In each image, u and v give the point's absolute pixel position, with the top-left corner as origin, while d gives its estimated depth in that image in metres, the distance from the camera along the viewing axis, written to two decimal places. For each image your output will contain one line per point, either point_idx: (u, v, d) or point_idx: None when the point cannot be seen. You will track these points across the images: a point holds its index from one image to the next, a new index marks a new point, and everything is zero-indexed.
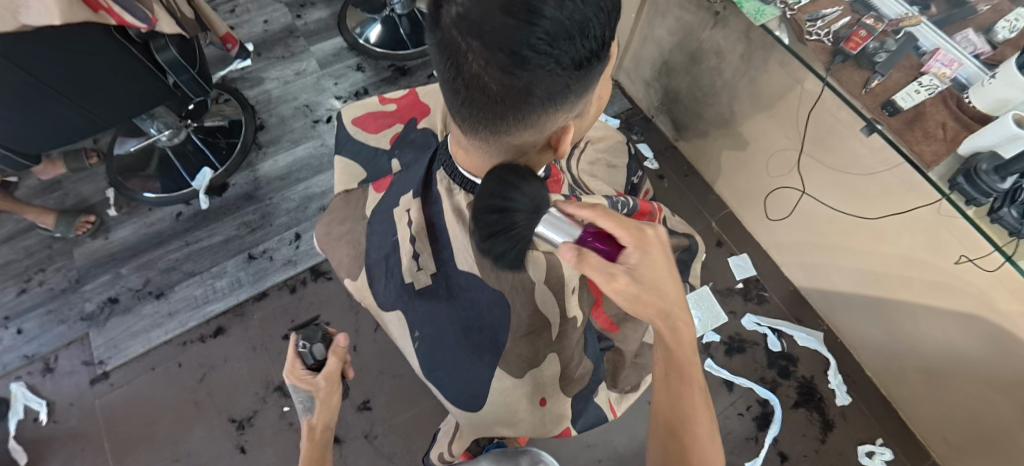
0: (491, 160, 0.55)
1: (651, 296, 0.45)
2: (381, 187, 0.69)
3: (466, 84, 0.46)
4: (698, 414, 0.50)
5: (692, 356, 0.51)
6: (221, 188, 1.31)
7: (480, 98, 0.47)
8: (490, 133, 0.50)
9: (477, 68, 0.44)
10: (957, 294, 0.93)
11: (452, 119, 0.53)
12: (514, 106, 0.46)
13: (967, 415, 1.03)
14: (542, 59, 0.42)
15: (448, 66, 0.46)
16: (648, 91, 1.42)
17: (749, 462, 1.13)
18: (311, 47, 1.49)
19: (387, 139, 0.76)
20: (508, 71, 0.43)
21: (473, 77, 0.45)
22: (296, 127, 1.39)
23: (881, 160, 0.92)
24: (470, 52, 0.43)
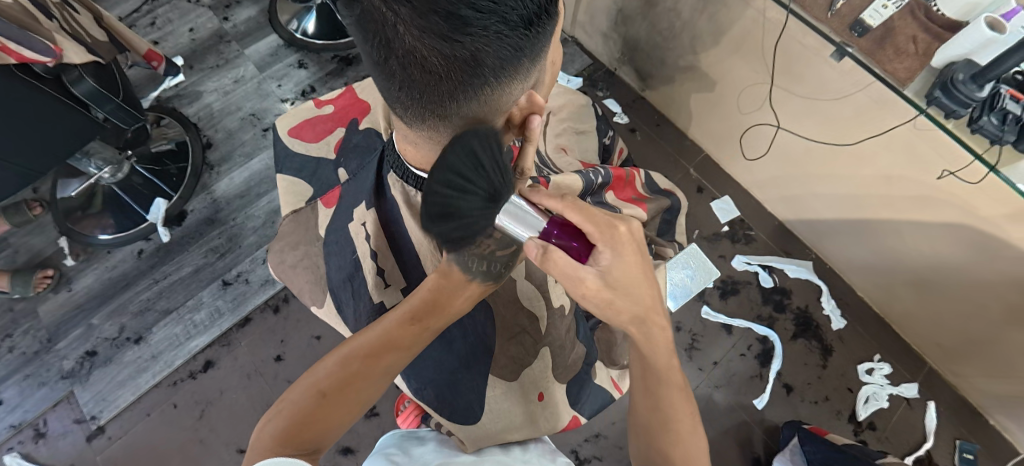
0: (441, 151, 0.50)
1: (624, 298, 0.45)
2: (330, 201, 0.64)
3: (402, 64, 0.40)
4: (677, 411, 0.52)
5: (667, 362, 0.52)
6: (179, 217, 1.24)
7: (419, 78, 0.40)
8: (434, 120, 0.45)
9: (411, 42, 0.38)
10: (940, 206, 0.93)
11: (392, 111, 0.47)
12: (462, 81, 0.40)
13: (959, 321, 1.04)
14: (484, 18, 0.36)
15: (375, 47, 0.40)
16: (606, 42, 1.35)
17: (757, 400, 1.13)
18: (245, 51, 1.39)
19: (330, 146, 0.70)
20: (449, 38, 0.37)
21: (408, 55, 0.39)
22: (245, 139, 1.31)
23: (852, 81, 0.89)
24: (399, 23, 0.37)
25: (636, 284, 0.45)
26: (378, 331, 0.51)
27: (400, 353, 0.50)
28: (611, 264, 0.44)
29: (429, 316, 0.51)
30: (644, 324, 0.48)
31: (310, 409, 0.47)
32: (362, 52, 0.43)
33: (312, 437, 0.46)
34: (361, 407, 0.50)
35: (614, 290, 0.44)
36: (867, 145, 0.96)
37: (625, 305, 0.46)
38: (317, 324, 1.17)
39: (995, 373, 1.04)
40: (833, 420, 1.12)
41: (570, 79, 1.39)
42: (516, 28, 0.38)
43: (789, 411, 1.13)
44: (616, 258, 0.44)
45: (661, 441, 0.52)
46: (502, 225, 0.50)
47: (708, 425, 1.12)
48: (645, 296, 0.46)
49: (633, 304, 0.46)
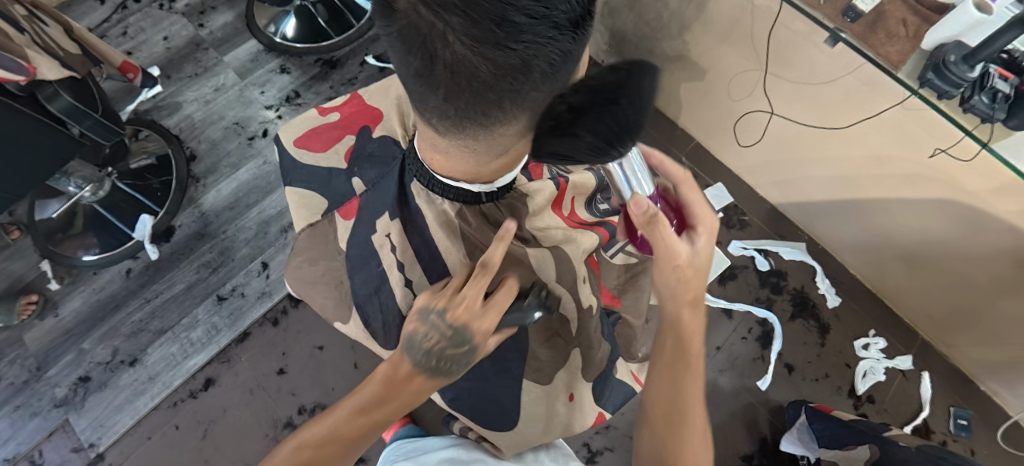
0: (475, 158, 0.48)
1: (695, 281, 0.57)
2: (349, 212, 0.61)
3: (445, 77, 0.36)
4: (694, 405, 0.58)
5: (696, 352, 0.60)
6: (167, 233, 1.20)
7: (463, 92, 0.37)
8: (471, 130, 0.41)
9: (457, 54, 0.34)
10: (930, 183, 0.95)
11: (427, 124, 0.44)
12: (509, 94, 0.36)
13: (950, 293, 1.08)
14: (537, 24, 0.32)
15: (416, 59, 0.36)
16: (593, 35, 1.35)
17: (760, 381, 1.16)
18: (225, 57, 1.34)
19: (341, 156, 0.67)
20: (498, 51, 0.33)
21: (452, 69, 0.35)
22: (230, 149, 1.27)
23: (841, 65, 0.90)
24: (445, 34, 0.33)
25: (705, 272, 0.57)
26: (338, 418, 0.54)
27: (349, 445, 0.52)
28: (701, 249, 0.56)
29: (375, 409, 0.54)
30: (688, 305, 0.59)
31: None
32: (394, 61, 0.40)
33: None
34: None
35: (695, 270, 0.56)
36: (857, 128, 0.98)
37: (690, 287, 0.57)
38: (318, 334, 1.15)
39: (986, 341, 1.07)
40: (833, 396, 1.15)
41: None
42: (568, 33, 0.34)
43: (792, 390, 1.16)
44: (706, 247, 0.56)
45: (676, 433, 0.57)
46: (449, 325, 0.52)
47: (714, 408, 1.14)
48: (697, 285, 0.58)
49: (694, 287, 0.58)
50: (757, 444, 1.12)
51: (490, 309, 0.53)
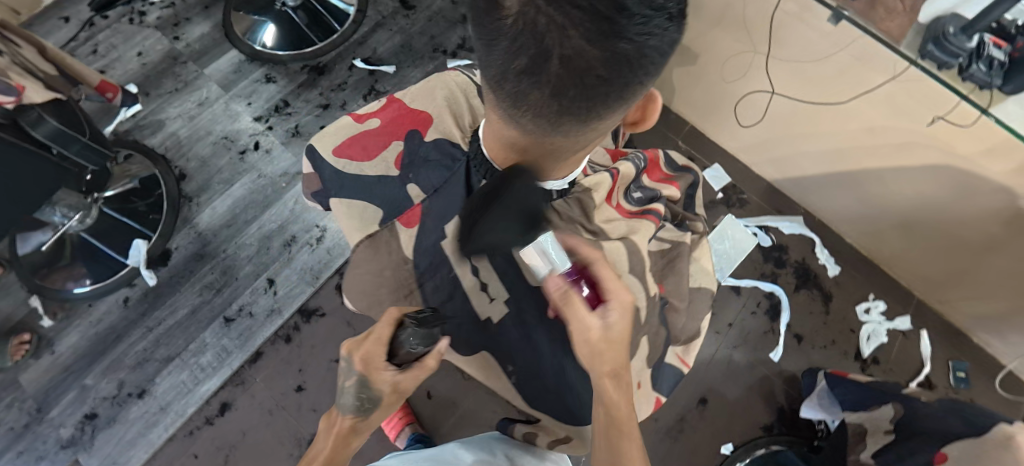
0: (559, 151, 0.48)
1: (611, 352, 0.53)
2: (411, 221, 0.62)
3: (555, 77, 0.36)
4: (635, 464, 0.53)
5: (629, 413, 0.56)
6: (163, 256, 1.15)
7: (572, 91, 0.37)
8: (567, 126, 0.41)
9: (576, 52, 0.34)
10: (923, 151, 0.99)
11: (513, 127, 0.44)
12: (619, 86, 0.37)
13: (945, 253, 1.13)
14: (656, 16, 0.33)
15: (523, 61, 0.36)
16: None
17: (773, 353, 1.20)
18: (205, 70, 1.29)
19: (392, 163, 0.65)
20: (618, 45, 0.33)
21: (564, 68, 0.35)
22: (221, 165, 1.23)
23: (832, 42, 0.92)
24: (566, 33, 0.33)
25: (623, 343, 0.54)
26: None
27: None
28: (614, 322, 0.52)
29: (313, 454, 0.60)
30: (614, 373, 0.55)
31: None
32: (490, 60, 0.39)
33: None
34: None
35: (604, 343, 0.52)
36: (851, 103, 1.02)
37: (605, 359, 0.54)
38: (334, 347, 1.12)
39: (978, 296, 1.14)
40: (842, 360, 1.20)
41: None
42: (676, 22, 0.35)
43: (803, 358, 1.20)
44: (619, 317, 0.52)
45: None
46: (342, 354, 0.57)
47: (732, 383, 1.18)
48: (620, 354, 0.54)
49: (610, 359, 0.54)
50: (775, 414, 1.16)
51: (372, 339, 0.56)
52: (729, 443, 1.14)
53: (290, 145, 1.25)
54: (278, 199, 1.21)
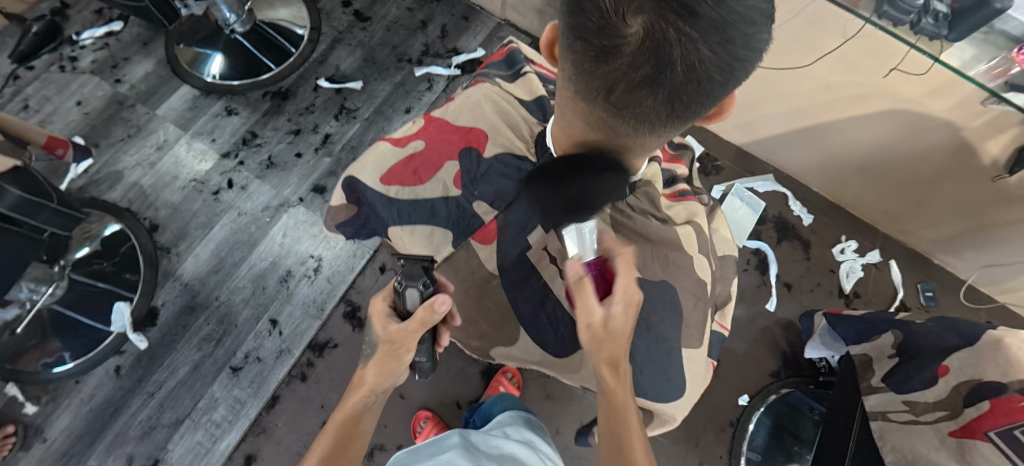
0: (639, 149, 0.52)
1: (610, 344, 0.53)
2: (488, 236, 0.64)
3: (671, 83, 0.40)
4: (634, 442, 0.51)
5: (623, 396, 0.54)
6: (150, 315, 1.07)
7: (683, 93, 0.41)
8: (664, 126, 0.45)
9: (696, 61, 0.38)
10: (877, 99, 1.08)
11: (608, 128, 0.47)
12: (721, 88, 0.42)
13: (903, 188, 1.24)
14: (761, 27, 0.38)
15: (644, 70, 0.39)
16: (542, 19, 1.32)
17: (768, 303, 1.30)
18: (157, 111, 1.21)
19: (452, 183, 0.65)
20: (732, 53, 0.38)
21: (682, 74, 0.39)
22: (196, 209, 1.15)
23: (788, 10, 0.98)
24: (692, 44, 0.37)
25: (621, 335, 0.53)
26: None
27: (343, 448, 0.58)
28: (619, 316, 0.52)
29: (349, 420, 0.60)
30: (614, 369, 0.54)
31: None
32: (598, 75, 0.41)
33: None
34: None
35: (603, 333, 0.53)
36: (807, 66, 1.10)
37: (612, 346, 0.54)
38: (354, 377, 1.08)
39: (934, 221, 1.27)
40: (827, 299, 1.31)
41: None
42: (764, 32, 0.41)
43: (795, 304, 1.30)
44: (623, 312, 0.52)
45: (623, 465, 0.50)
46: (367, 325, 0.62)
47: (738, 337, 1.27)
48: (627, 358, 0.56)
49: (612, 349, 0.53)
50: (781, 360, 1.25)
51: (378, 303, 0.62)
52: (745, 394, 1.22)
53: (266, 178, 1.19)
54: (266, 235, 1.15)
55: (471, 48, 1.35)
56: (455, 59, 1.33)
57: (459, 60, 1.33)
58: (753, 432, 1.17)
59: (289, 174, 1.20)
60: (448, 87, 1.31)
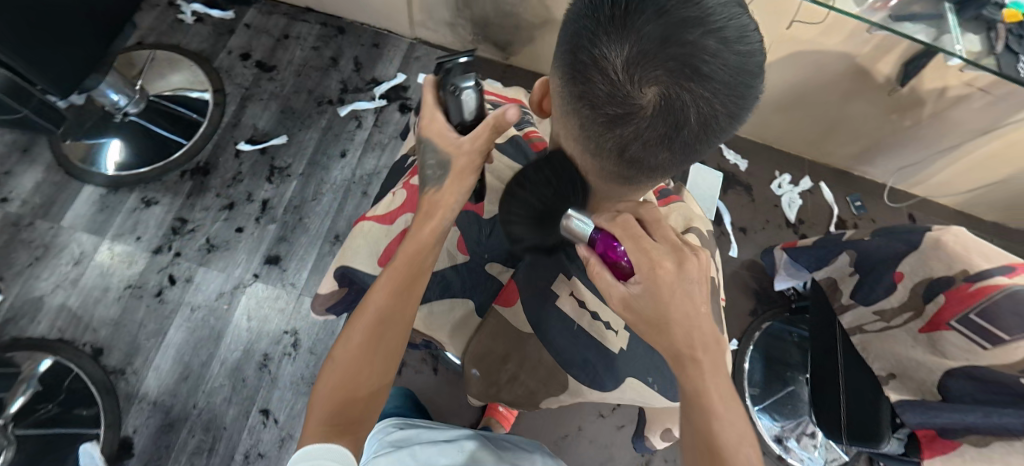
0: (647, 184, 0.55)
1: (653, 325, 0.49)
2: (509, 298, 0.66)
3: (685, 139, 0.42)
4: (729, 433, 0.48)
5: (713, 380, 0.49)
6: (124, 447, 0.96)
7: (695, 144, 0.43)
8: (675, 168, 0.48)
9: (708, 118, 0.40)
10: (782, 47, 1.16)
11: (621, 177, 0.49)
12: (727, 131, 0.44)
13: (817, 118, 1.36)
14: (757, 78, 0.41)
15: (660, 132, 0.41)
16: (455, 31, 1.30)
17: (731, 250, 1.39)
18: (63, 221, 1.08)
19: (457, 249, 0.67)
20: (736, 106, 0.41)
21: (696, 130, 0.41)
22: (142, 317, 1.04)
23: None
24: (705, 106, 0.39)
25: (672, 312, 0.48)
26: (379, 307, 0.55)
27: (395, 324, 0.55)
28: (642, 296, 0.49)
29: (408, 283, 0.56)
30: (692, 357, 0.49)
31: (360, 358, 0.54)
32: (613, 137, 0.43)
33: (369, 375, 0.54)
34: (391, 362, 0.56)
35: (649, 322, 0.49)
36: None
37: (673, 335, 0.49)
38: None
39: (848, 141, 1.40)
40: (779, 232, 1.43)
41: None
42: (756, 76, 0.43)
43: (753, 244, 1.41)
44: (647, 290, 0.48)
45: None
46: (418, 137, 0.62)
47: None
48: (709, 328, 0.49)
49: (665, 334, 0.49)
50: (755, 299, 1.35)
51: (430, 116, 0.60)
52: (734, 339, 1.30)
53: (210, 263, 1.09)
54: (230, 324, 1.06)
55: (390, 75, 1.31)
56: (377, 90, 1.29)
57: (381, 91, 1.29)
58: (749, 370, 1.25)
59: (235, 252, 1.11)
60: (378, 120, 1.26)
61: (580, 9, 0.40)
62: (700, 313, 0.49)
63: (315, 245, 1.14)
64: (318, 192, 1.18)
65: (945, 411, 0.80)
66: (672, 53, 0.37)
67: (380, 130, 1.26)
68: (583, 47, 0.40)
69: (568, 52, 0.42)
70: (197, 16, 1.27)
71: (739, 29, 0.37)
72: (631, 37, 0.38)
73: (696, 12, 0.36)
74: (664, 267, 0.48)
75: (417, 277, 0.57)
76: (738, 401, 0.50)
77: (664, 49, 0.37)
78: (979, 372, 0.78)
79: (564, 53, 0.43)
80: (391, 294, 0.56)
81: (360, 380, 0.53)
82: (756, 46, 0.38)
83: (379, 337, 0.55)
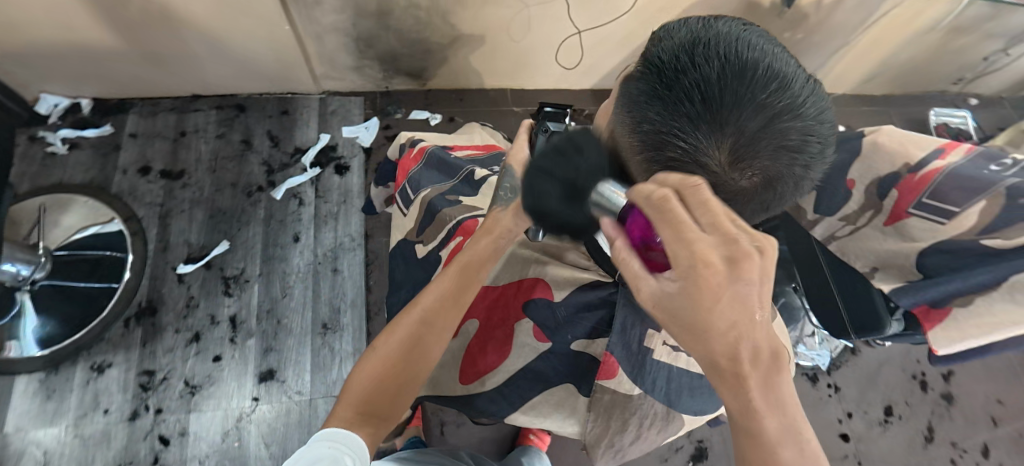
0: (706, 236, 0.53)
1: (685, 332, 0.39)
2: (610, 371, 0.57)
3: (775, 203, 0.41)
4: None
5: (762, 395, 0.38)
6: None
7: (779, 204, 0.43)
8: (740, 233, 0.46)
9: (800, 181, 0.40)
10: None
11: None
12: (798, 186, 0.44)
13: None
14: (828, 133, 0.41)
15: (758, 205, 0.40)
16: (363, 73, 1.22)
17: None
18: (6, 426, 0.92)
19: (535, 337, 0.60)
20: (818, 163, 0.40)
21: (787, 195, 0.41)
22: None
23: None
24: (802, 172, 0.38)
25: (713, 319, 0.37)
26: (426, 309, 0.53)
27: (439, 332, 0.53)
28: (677, 295, 0.37)
29: (457, 296, 0.54)
30: (738, 377, 0.38)
31: (403, 356, 0.51)
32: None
33: (406, 377, 0.51)
34: (427, 369, 0.53)
35: (685, 329, 0.38)
36: None
37: (713, 347, 0.38)
38: None
39: None
40: None
41: (366, 125, 1.25)
42: None
43: None
44: (683, 290, 0.37)
45: None
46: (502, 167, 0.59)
47: None
48: (764, 337, 0.38)
49: (698, 336, 0.38)
50: None
51: (517, 145, 0.59)
52: None
53: (200, 405, 0.98)
54: (248, 460, 0.96)
55: (312, 139, 1.22)
56: (305, 160, 1.20)
57: (310, 159, 1.20)
58: None
59: (223, 383, 1.00)
60: (318, 191, 1.17)
61: (653, 98, 0.37)
62: (756, 325, 0.37)
63: (306, 343, 1.06)
64: (286, 286, 1.09)
65: (930, 288, 0.79)
66: (770, 138, 0.36)
67: (325, 199, 1.17)
68: (668, 138, 0.37)
69: (639, 140, 0.39)
70: (70, 143, 1.11)
71: (820, 106, 0.37)
72: (727, 128, 0.35)
73: (789, 99, 0.35)
74: (711, 270, 0.35)
75: (460, 291, 0.55)
76: (804, 442, 0.38)
77: (762, 136, 0.35)
78: (946, 245, 0.79)
79: (635, 141, 0.39)
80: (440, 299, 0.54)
81: (404, 372, 0.51)
82: (830, 113, 0.39)
83: (425, 343, 0.53)
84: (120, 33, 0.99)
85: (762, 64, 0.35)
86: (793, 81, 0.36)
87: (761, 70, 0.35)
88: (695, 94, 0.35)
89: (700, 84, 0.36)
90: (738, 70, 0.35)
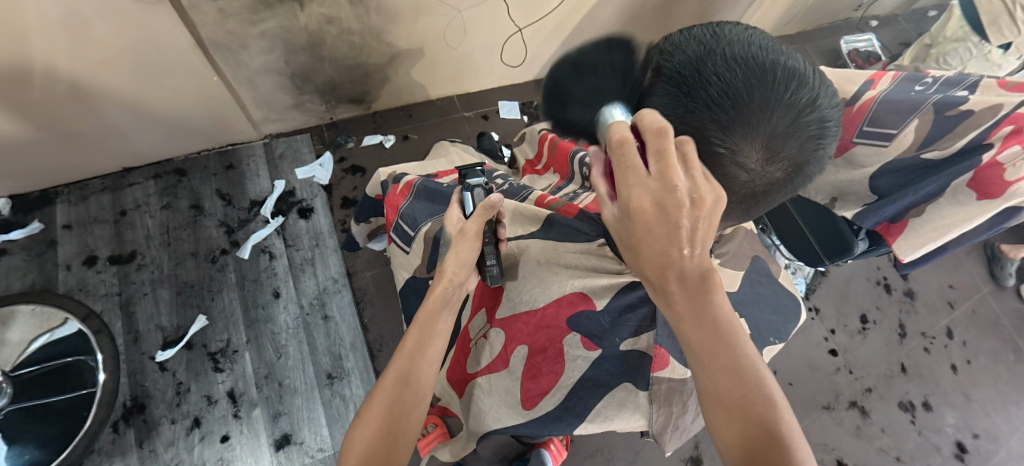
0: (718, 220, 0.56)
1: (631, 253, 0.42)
2: (662, 362, 0.59)
3: (800, 179, 0.46)
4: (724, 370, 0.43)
5: (703, 310, 0.43)
6: None
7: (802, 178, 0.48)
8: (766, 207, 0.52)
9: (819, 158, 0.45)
10: None
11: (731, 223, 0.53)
12: None
13: None
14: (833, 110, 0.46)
15: (787, 184, 0.45)
16: (304, 109, 1.17)
17: None
18: None
19: (585, 348, 0.62)
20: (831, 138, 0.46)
21: (810, 171, 0.46)
22: None
23: None
24: (821, 151, 0.44)
25: (649, 243, 0.40)
26: (397, 371, 0.51)
27: (416, 388, 0.50)
28: (626, 223, 0.41)
29: (425, 348, 0.52)
30: (663, 291, 0.42)
31: (389, 419, 0.48)
32: (735, 201, 0.45)
33: (398, 440, 0.48)
34: (416, 427, 0.50)
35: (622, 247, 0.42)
36: None
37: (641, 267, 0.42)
38: None
39: None
40: None
41: (320, 163, 1.20)
42: None
43: None
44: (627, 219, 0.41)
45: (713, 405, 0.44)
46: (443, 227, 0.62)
47: None
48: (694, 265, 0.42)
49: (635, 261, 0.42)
50: None
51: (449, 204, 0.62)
52: None
53: None
54: None
55: (267, 188, 1.16)
56: (265, 211, 1.13)
57: (270, 209, 1.14)
58: None
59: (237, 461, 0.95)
60: (287, 240, 1.12)
61: (684, 113, 0.41)
62: (681, 256, 0.41)
63: (315, 398, 1.02)
64: (279, 346, 1.04)
65: (888, 206, 0.85)
66: (797, 131, 0.40)
67: (296, 247, 1.12)
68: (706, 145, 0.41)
69: None
70: None
71: (827, 90, 0.42)
72: (759, 126, 0.40)
73: (806, 93, 0.40)
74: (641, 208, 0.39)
75: (428, 348, 0.52)
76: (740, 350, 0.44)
77: (791, 131, 0.40)
78: (896, 165, 0.86)
79: None
80: (409, 357, 0.51)
81: (396, 436, 0.48)
82: (836, 94, 0.44)
83: (405, 404, 0.49)
84: (27, 121, 0.90)
85: (779, 65, 0.40)
86: (806, 75, 0.41)
87: (780, 72, 0.39)
88: (725, 102, 0.39)
89: (726, 92, 0.39)
90: (759, 74, 0.39)
